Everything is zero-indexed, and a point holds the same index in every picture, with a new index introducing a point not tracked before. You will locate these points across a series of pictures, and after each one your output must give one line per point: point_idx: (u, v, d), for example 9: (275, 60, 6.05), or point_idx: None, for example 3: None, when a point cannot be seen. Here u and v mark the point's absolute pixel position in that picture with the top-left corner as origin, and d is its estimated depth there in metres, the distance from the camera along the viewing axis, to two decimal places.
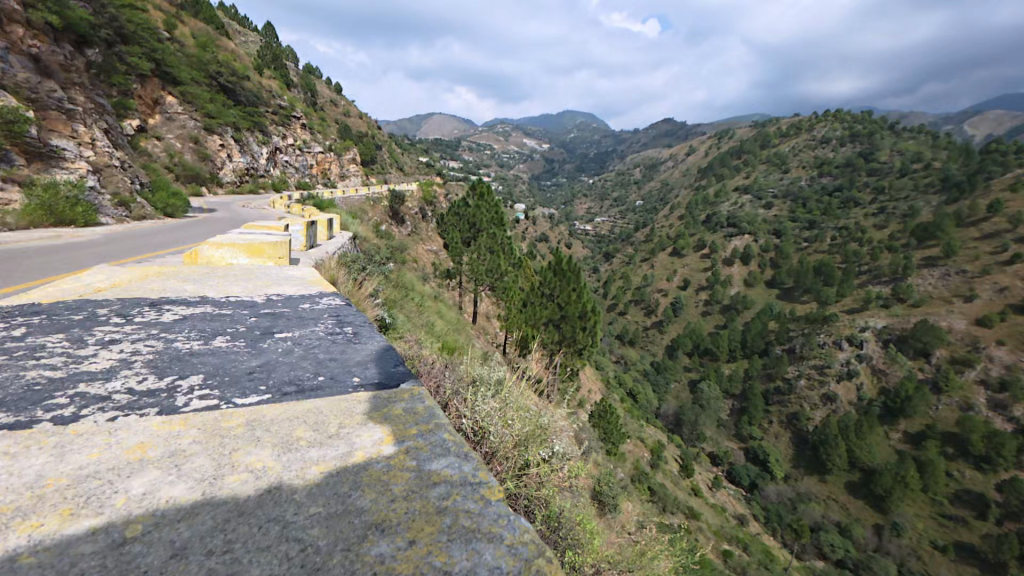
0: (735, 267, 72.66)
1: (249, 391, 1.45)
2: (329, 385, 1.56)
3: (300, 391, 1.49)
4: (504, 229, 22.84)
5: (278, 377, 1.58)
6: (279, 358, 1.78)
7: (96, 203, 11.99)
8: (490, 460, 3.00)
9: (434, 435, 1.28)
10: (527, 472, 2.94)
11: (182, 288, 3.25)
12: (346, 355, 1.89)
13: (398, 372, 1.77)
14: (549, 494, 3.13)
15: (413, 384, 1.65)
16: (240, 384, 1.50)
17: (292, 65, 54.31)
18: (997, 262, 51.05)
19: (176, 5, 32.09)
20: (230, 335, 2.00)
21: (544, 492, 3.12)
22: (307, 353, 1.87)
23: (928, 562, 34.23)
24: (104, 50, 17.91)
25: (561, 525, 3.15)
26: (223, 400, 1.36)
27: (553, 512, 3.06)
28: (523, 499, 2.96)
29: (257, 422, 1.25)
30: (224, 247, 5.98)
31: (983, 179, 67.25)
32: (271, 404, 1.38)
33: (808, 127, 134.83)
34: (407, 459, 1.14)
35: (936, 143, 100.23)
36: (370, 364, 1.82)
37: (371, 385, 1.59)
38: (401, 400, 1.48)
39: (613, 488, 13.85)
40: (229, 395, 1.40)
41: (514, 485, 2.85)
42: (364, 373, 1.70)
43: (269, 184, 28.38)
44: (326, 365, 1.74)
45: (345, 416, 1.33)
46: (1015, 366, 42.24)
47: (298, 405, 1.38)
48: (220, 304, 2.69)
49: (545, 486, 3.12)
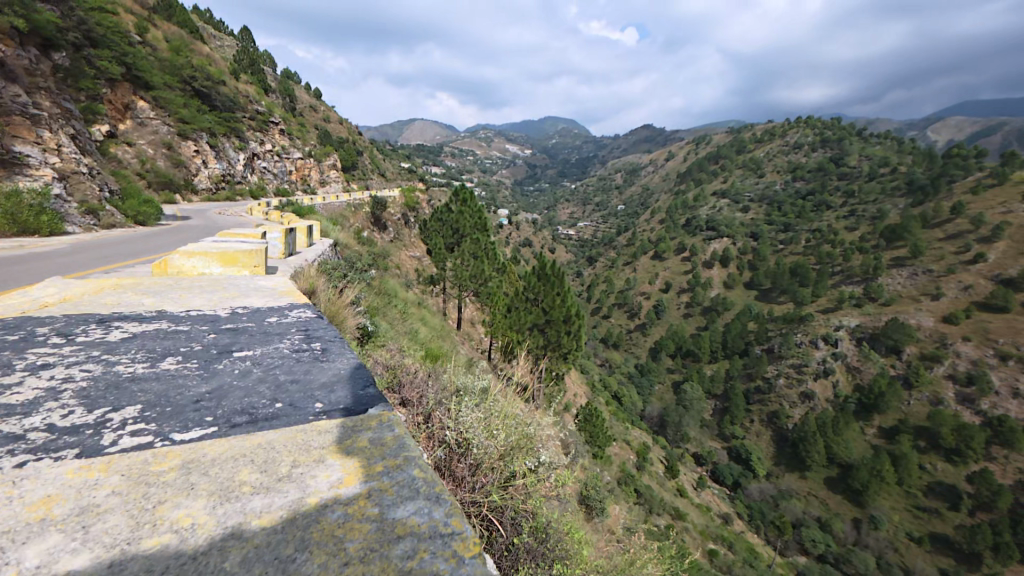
0: (715, 269, 73.94)
1: (191, 423, 1.29)
2: (288, 413, 1.42)
3: (252, 420, 1.35)
4: (488, 235, 22.53)
5: (227, 407, 1.42)
6: (233, 382, 1.60)
7: (63, 211, 11.44)
8: (473, 472, 2.94)
9: (402, 472, 1.18)
10: (514, 485, 2.87)
11: (140, 301, 3.02)
12: (316, 375, 1.75)
13: (373, 393, 1.65)
14: (535, 507, 3.06)
15: (387, 407, 1.52)
16: (184, 415, 1.33)
17: (269, 70, 53.32)
18: (961, 262, 53.35)
19: (148, 9, 31.30)
20: (181, 355, 1.83)
21: (530, 504, 3.05)
22: (269, 374, 1.71)
23: (905, 553, 35.18)
24: (72, 53, 17.22)
25: (550, 535, 3.11)
26: (159, 437, 1.20)
27: (541, 523, 3.00)
28: (509, 512, 2.87)
29: (194, 463, 1.11)
30: (195, 256, 5.67)
31: (946, 182, 70.36)
32: (217, 437, 1.24)
33: (781, 133, 138.99)
34: (369, 504, 1.02)
35: (902, 148, 104.25)
36: (341, 385, 1.68)
37: (341, 410, 1.47)
38: (369, 427, 1.36)
39: (600, 492, 13.89)
40: (169, 430, 1.25)
41: (498, 501, 2.75)
42: (333, 397, 1.57)
43: (247, 191, 27.70)
44: (293, 388, 1.61)
45: (300, 453, 1.20)
46: (980, 361, 44.01)
47: (244, 439, 1.23)
48: (178, 319, 2.50)
49: (531, 498, 3.06)
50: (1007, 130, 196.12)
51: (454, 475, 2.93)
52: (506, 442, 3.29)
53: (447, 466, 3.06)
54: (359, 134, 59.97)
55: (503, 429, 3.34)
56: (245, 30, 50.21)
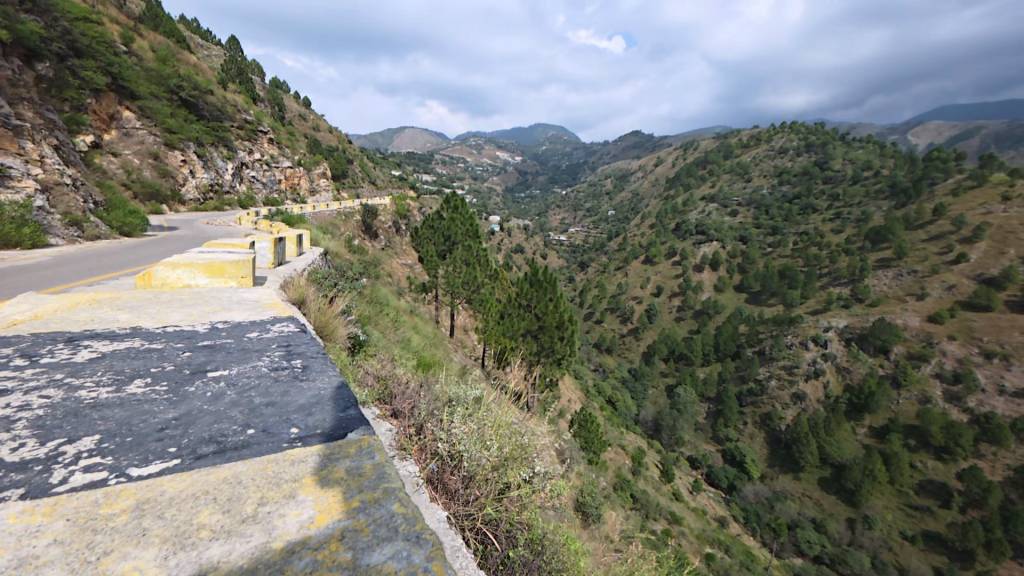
0: (705, 273, 74.53)
1: (151, 458, 1.29)
2: (258, 442, 1.42)
3: (221, 450, 1.37)
4: (480, 241, 22.22)
5: (195, 436, 1.42)
6: (202, 408, 1.60)
7: (45, 223, 11.15)
8: (465, 484, 2.86)
9: (380, 508, 1.21)
10: (507, 496, 2.83)
11: (115, 316, 2.93)
12: (293, 398, 1.76)
13: (353, 415, 1.70)
14: (530, 517, 3.01)
15: (365, 431, 1.58)
16: (145, 448, 1.34)
17: (257, 79, 53.02)
18: (944, 262, 54.37)
19: (134, 18, 31.05)
20: (148, 375, 1.79)
21: (525, 514, 3.01)
22: (244, 399, 1.70)
23: (898, 552, 35.41)
24: (56, 64, 16.97)
25: (546, 546, 3.07)
26: (114, 473, 1.20)
27: (536, 534, 2.95)
28: (503, 524, 2.81)
29: (151, 504, 1.12)
30: (181, 268, 5.52)
31: (927, 185, 71.88)
32: (179, 471, 1.25)
33: (766, 138, 141.28)
34: (339, 549, 1.02)
35: (884, 152, 106.52)
36: (320, 408, 1.71)
37: (317, 436, 1.52)
38: (347, 455, 1.42)
39: (596, 499, 13.83)
40: (126, 465, 1.24)
41: (488, 512, 2.70)
42: (310, 422, 1.60)
43: (235, 200, 27.37)
44: (269, 413, 1.63)
45: (271, 488, 1.22)
46: (965, 359, 44.75)
47: (211, 473, 1.25)
48: (154, 334, 2.43)
49: (525, 509, 3.02)
50: (984, 133, 201.66)
51: (447, 486, 2.80)
52: (499, 453, 3.22)
53: (440, 478, 2.90)
54: (348, 142, 59.72)
55: (495, 439, 3.28)
56: (232, 39, 49.96)
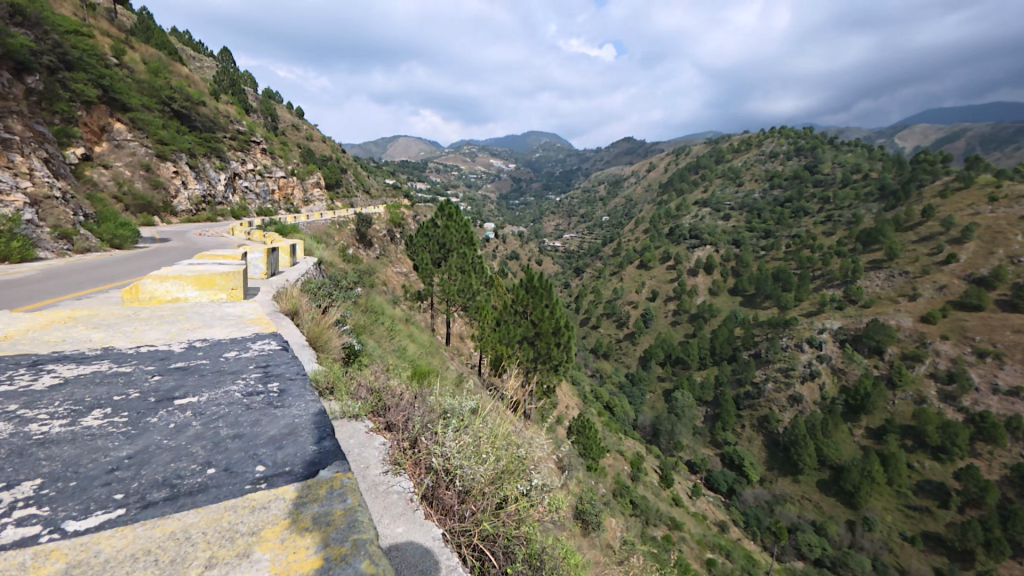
0: (700, 277, 74.82)
1: (94, 507, 1.20)
2: (220, 483, 1.37)
3: (173, 497, 1.29)
4: (476, 249, 21.55)
5: (149, 477, 1.36)
6: (163, 443, 1.54)
7: (34, 236, 10.92)
8: (461, 501, 2.81)
9: (347, 565, 1.13)
10: (504, 511, 2.75)
11: (88, 336, 2.79)
12: (264, 429, 1.72)
13: (329, 448, 1.66)
14: (529, 531, 2.90)
15: (338, 467, 1.54)
16: (88, 494, 1.25)
17: (250, 90, 53.01)
18: (934, 263, 54.93)
19: (125, 31, 30.95)
20: (110, 405, 1.74)
21: (523, 529, 2.91)
22: (209, 431, 1.66)
23: (899, 554, 35.25)
24: (47, 77, 16.86)
25: (544, 558, 2.96)
26: (47, 528, 1.10)
27: (536, 550, 2.82)
28: (500, 540, 2.75)
29: (82, 568, 1.00)
30: (169, 281, 5.36)
31: (916, 187, 72.74)
32: (122, 525, 1.15)
33: (756, 143, 143.11)
34: None
35: (872, 155, 108.21)
36: (289, 441, 1.67)
37: (287, 476, 1.46)
38: (318, 498, 1.36)
39: (596, 506, 13.66)
40: (63, 518, 1.14)
41: (484, 528, 2.65)
42: (277, 459, 1.55)
43: (228, 211, 27.08)
44: (233, 447, 1.58)
45: (226, 545, 1.14)
46: (959, 359, 45.06)
47: (157, 526, 1.16)
48: (126, 356, 2.33)
49: (523, 522, 2.93)
50: (970, 136, 205.16)
51: (443, 502, 2.75)
52: (496, 467, 3.12)
53: (434, 494, 2.83)
54: (342, 152, 59.65)
55: (492, 454, 3.17)
56: (224, 50, 50.01)
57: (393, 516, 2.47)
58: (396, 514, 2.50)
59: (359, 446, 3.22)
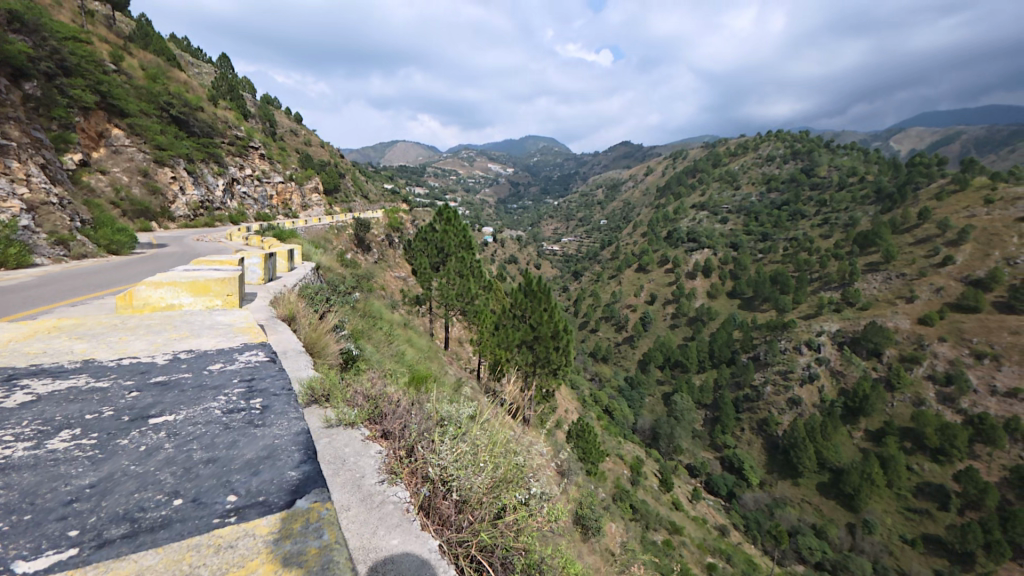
0: (698, 280, 74.90)
1: (33, 548, 1.09)
2: (189, 514, 1.30)
3: (132, 534, 1.19)
4: (473, 253, 21.40)
5: (110, 509, 1.27)
6: (131, 467, 1.46)
7: (30, 242, 10.79)
8: (460, 510, 2.75)
9: None
10: (502, 521, 2.69)
11: (70, 346, 2.70)
12: (241, 453, 1.63)
13: (309, 472, 1.57)
14: (528, 542, 2.82)
15: (317, 494, 1.46)
16: (34, 531, 1.16)
17: (248, 96, 53.02)
18: (931, 265, 55.17)
19: (123, 37, 30.94)
20: (79, 425, 1.65)
21: (522, 540, 2.84)
22: (182, 454, 1.58)
23: (900, 557, 35.01)
24: (44, 83, 16.85)
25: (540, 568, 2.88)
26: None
27: (533, 559, 2.76)
28: (500, 552, 2.66)
29: None
30: (164, 287, 5.25)
31: (912, 189, 73.06)
32: (69, 568, 1.04)
33: (753, 147, 143.91)
34: None
35: (868, 158, 108.83)
36: (266, 466, 1.58)
37: (260, 508, 1.37)
38: (291, 535, 1.28)
39: (596, 511, 13.52)
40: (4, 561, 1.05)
41: (479, 540, 2.57)
42: (251, 487, 1.47)
43: (226, 217, 26.95)
44: (205, 474, 1.49)
45: None
46: (957, 360, 45.04)
47: (104, 566, 1.07)
48: (101, 371, 2.21)
49: (522, 533, 2.86)
50: (964, 140, 206.56)
51: (440, 513, 2.68)
52: (492, 477, 3.02)
53: (431, 504, 2.75)
54: (341, 157, 59.67)
55: (490, 462, 3.07)
56: (223, 57, 50.18)
57: (389, 527, 2.43)
58: (392, 526, 2.46)
59: (353, 455, 3.15)
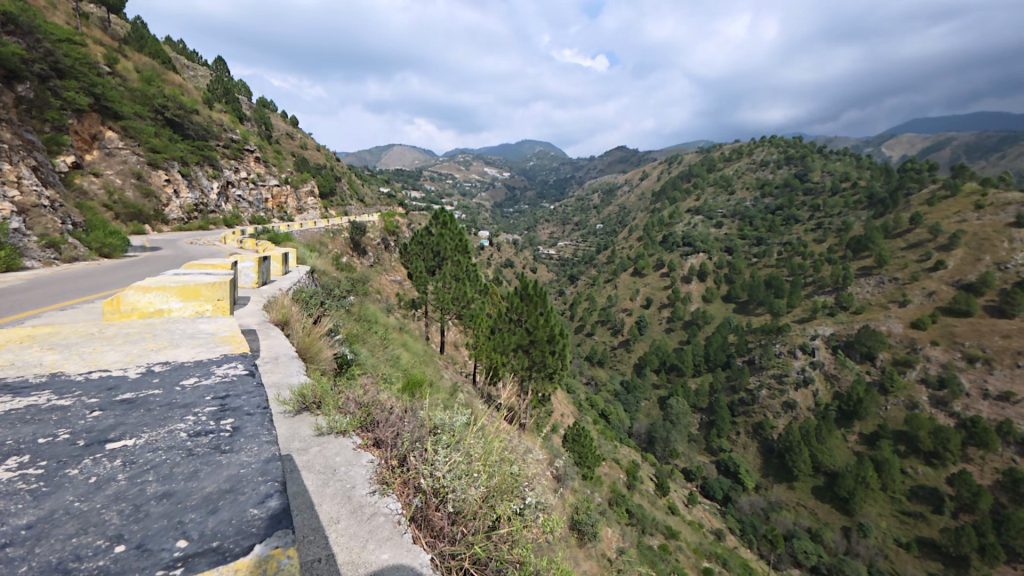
0: (693, 284, 75.15)
1: None
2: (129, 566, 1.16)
3: None
4: (470, 256, 21.20)
5: (48, 554, 1.14)
6: (74, 502, 1.34)
7: (20, 245, 10.54)
8: (453, 522, 2.62)
9: None
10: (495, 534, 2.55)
11: (39, 357, 2.56)
12: (200, 485, 1.52)
13: (276, 508, 1.45)
14: (522, 554, 2.69)
15: (280, 538, 1.33)
16: None
17: (243, 99, 52.70)
18: (923, 269, 55.48)
19: (118, 39, 30.86)
20: (29, 452, 1.53)
21: (516, 551, 2.71)
22: (135, 488, 1.47)
23: (895, 560, 34.91)
24: (38, 85, 16.62)
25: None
26: None
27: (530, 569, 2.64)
28: (493, 564, 2.53)
29: None
30: (152, 291, 5.09)
31: (904, 195, 73.78)
32: None
33: (747, 152, 145.36)
34: None
35: (861, 163, 109.84)
36: (227, 502, 1.47)
37: (212, 554, 1.23)
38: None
39: (592, 517, 13.35)
40: None
41: (467, 551, 2.44)
42: (205, 529, 1.34)
43: (221, 219, 26.72)
44: (156, 513, 1.38)
45: None
46: (949, 364, 45.37)
47: None
48: (64, 388, 2.06)
49: (516, 545, 2.72)
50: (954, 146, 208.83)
51: (432, 524, 2.60)
52: (485, 485, 2.87)
53: (423, 516, 2.64)
54: (336, 160, 59.46)
55: (482, 472, 2.93)
56: (219, 60, 49.99)
57: (379, 540, 2.41)
58: (381, 538, 2.44)
59: (344, 465, 3.08)
